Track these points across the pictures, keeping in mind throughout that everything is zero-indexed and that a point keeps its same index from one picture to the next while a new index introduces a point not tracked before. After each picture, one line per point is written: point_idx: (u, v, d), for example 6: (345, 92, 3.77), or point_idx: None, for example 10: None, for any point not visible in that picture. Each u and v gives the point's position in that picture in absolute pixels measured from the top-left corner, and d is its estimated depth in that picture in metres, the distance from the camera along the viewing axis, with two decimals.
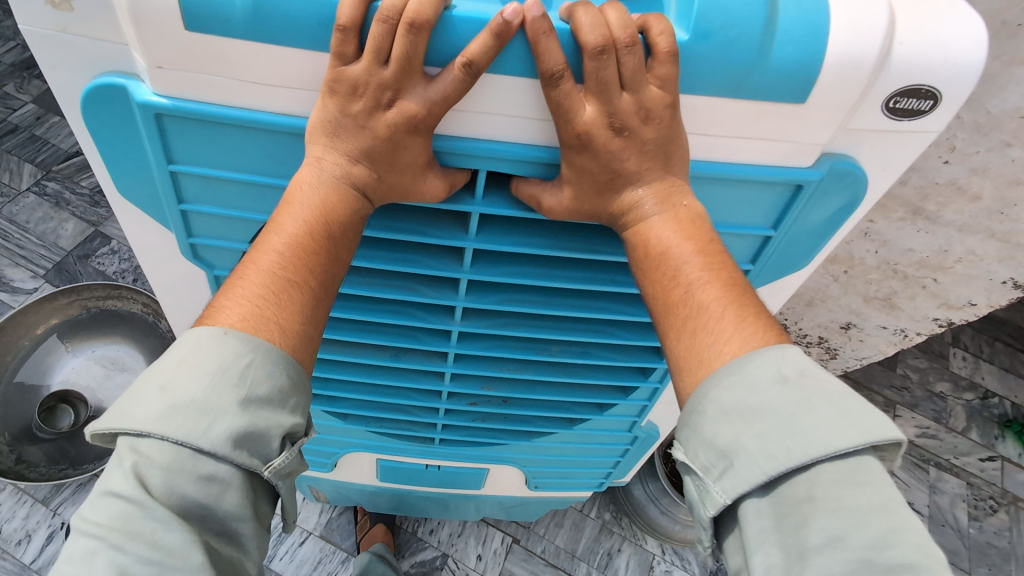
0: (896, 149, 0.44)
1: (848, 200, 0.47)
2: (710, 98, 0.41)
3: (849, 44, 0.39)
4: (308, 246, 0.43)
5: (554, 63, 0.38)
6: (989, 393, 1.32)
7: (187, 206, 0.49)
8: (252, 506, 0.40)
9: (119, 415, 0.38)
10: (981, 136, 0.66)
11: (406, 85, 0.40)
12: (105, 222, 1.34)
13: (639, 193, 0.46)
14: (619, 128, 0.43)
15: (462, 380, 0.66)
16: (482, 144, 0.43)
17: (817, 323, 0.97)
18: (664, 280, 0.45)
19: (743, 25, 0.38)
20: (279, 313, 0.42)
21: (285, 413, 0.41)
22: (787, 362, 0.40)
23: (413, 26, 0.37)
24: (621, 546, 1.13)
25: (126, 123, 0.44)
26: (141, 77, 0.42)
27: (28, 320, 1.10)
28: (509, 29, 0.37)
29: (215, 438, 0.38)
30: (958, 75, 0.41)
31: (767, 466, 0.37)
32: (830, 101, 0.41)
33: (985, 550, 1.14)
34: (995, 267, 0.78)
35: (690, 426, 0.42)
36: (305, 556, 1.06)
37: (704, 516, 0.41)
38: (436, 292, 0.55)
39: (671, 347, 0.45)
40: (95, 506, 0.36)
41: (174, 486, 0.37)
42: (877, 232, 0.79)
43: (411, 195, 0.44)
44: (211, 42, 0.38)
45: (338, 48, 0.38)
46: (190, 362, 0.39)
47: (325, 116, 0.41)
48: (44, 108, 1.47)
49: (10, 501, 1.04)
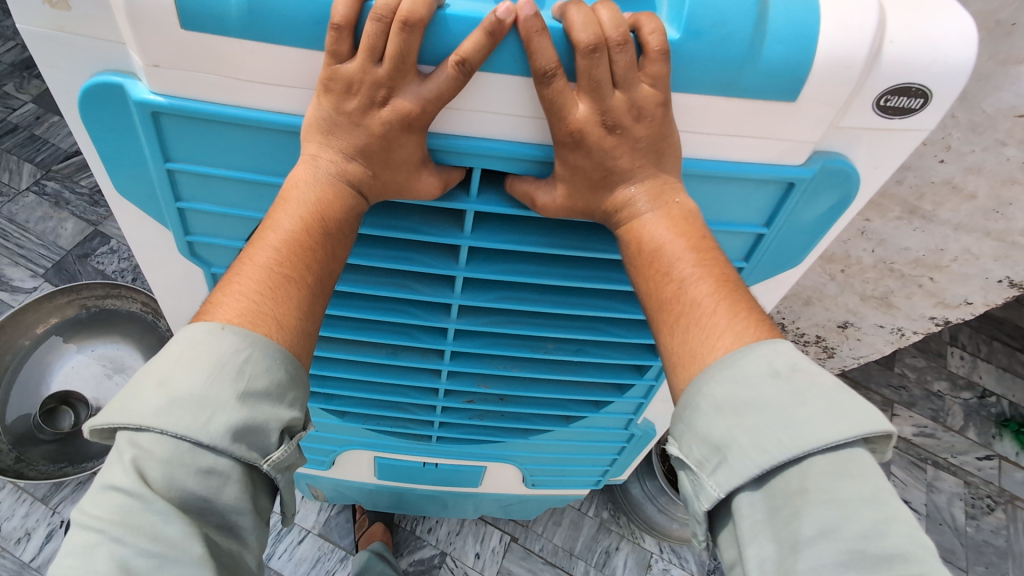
0: (889, 148, 0.45)
1: (841, 198, 0.48)
2: (702, 97, 0.41)
3: (840, 43, 0.39)
4: (305, 242, 0.44)
5: (547, 61, 0.38)
6: (986, 392, 1.32)
7: (184, 204, 0.50)
8: (251, 499, 0.40)
9: (117, 410, 0.39)
10: (976, 136, 0.66)
11: (401, 83, 0.40)
12: (104, 222, 1.34)
13: (632, 190, 0.46)
14: (612, 126, 0.43)
15: (459, 378, 0.66)
16: (477, 142, 0.43)
17: (814, 322, 0.97)
18: (657, 277, 0.46)
19: (735, 24, 0.38)
20: (276, 309, 0.42)
21: (282, 407, 0.42)
22: (779, 357, 0.40)
23: (407, 24, 0.37)
24: (619, 544, 1.13)
25: (123, 122, 0.45)
26: (138, 76, 0.42)
27: (28, 318, 1.09)
28: (502, 27, 0.37)
29: (213, 432, 0.38)
30: (949, 74, 0.41)
31: (760, 459, 0.38)
32: (822, 99, 0.41)
33: (982, 548, 1.14)
34: (990, 266, 0.78)
35: (684, 421, 0.42)
36: (304, 554, 1.07)
37: (698, 510, 0.42)
38: (433, 290, 0.56)
39: (665, 343, 0.45)
40: (95, 500, 0.37)
41: (174, 479, 0.37)
42: (874, 231, 0.80)
43: (407, 192, 0.45)
44: (207, 40, 0.39)
45: (333, 47, 0.39)
46: (188, 357, 0.40)
47: (320, 114, 0.42)
48: (43, 108, 1.47)
49: (9, 499, 1.04)
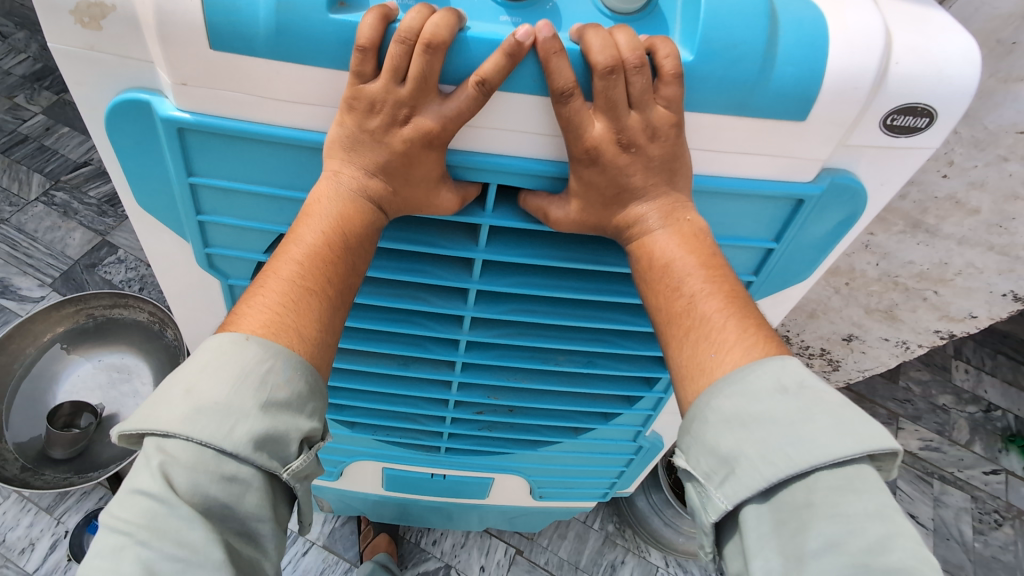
0: (895, 166, 0.46)
1: (848, 214, 0.49)
2: (714, 116, 0.42)
3: (846, 65, 0.40)
4: (326, 255, 0.45)
5: (565, 81, 0.39)
6: (992, 406, 1.33)
7: (204, 217, 0.51)
8: (270, 508, 0.41)
9: (147, 417, 0.40)
10: (978, 151, 0.67)
11: (421, 102, 0.41)
12: (112, 232, 1.36)
13: (642, 208, 0.47)
14: (626, 144, 0.44)
15: (469, 390, 0.67)
16: (492, 158, 0.44)
17: (819, 335, 0.98)
18: (668, 292, 0.46)
19: (746, 46, 0.40)
20: (298, 321, 0.43)
21: (303, 417, 0.42)
22: (787, 373, 0.41)
23: (429, 47, 0.39)
24: (625, 558, 1.13)
25: (149, 137, 0.46)
26: (164, 93, 0.43)
27: (36, 328, 1.09)
28: (521, 49, 0.38)
29: (237, 440, 0.39)
30: (952, 92, 0.42)
31: (768, 472, 0.39)
32: (830, 119, 0.42)
33: (991, 564, 1.14)
34: (994, 280, 0.79)
35: (693, 434, 0.43)
36: (308, 566, 1.07)
37: (706, 522, 0.43)
38: (446, 302, 0.57)
39: (674, 357, 0.46)
40: (123, 503, 0.38)
41: (198, 485, 0.38)
42: (878, 245, 0.81)
43: (425, 208, 0.46)
44: (234, 59, 0.40)
45: (357, 67, 0.40)
46: (214, 367, 0.41)
47: (343, 132, 0.43)
48: (53, 119, 1.49)
49: (14, 509, 1.05)
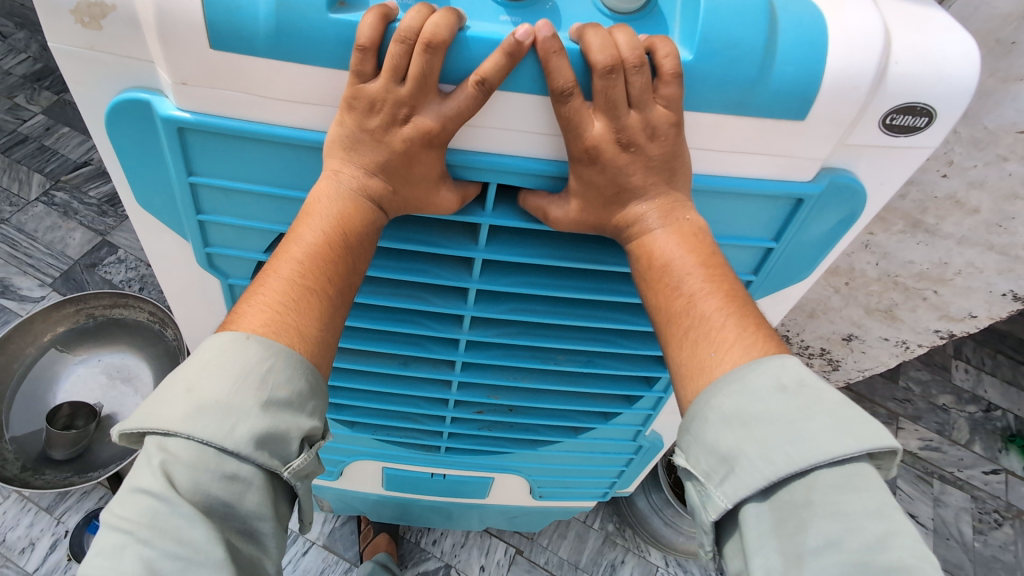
0: (895, 165, 0.46)
1: (847, 214, 0.49)
2: (713, 115, 0.42)
3: (845, 65, 0.40)
4: (326, 254, 0.45)
5: (565, 80, 0.40)
6: (992, 406, 1.33)
7: (204, 216, 0.51)
8: (271, 506, 0.41)
9: (148, 415, 0.40)
10: (978, 151, 0.68)
11: (421, 102, 0.41)
12: (112, 231, 1.36)
13: (642, 207, 0.47)
14: (626, 144, 0.44)
15: (469, 389, 0.67)
16: (492, 157, 0.44)
17: (819, 334, 0.98)
18: (667, 291, 0.47)
19: (744, 46, 0.40)
20: (299, 320, 0.43)
21: (303, 416, 0.43)
22: (787, 371, 0.41)
23: (430, 46, 0.39)
24: (625, 557, 1.13)
25: (149, 137, 0.46)
26: (164, 93, 0.43)
27: (36, 327, 1.09)
28: (521, 48, 0.38)
29: (238, 439, 0.39)
30: (951, 92, 0.42)
31: (768, 471, 0.39)
32: (829, 118, 0.42)
33: (991, 563, 1.14)
34: (994, 280, 0.79)
35: (693, 433, 0.43)
36: (308, 565, 1.07)
37: (705, 520, 0.43)
38: (446, 302, 0.57)
39: (673, 357, 0.46)
40: (123, 502, 0.38)
41: (199, 484, 0.38)
42: (877, 245, 0.81)
43: (425, 208, 0.46)
44: (234, 59, 0.40)
45: (357, 67, 0.40)
46: (214, 367, 0.41)
47: (343, 132, 0.43)
48: (54, 119, 1.49)
49: (14, 509, 1.05)
